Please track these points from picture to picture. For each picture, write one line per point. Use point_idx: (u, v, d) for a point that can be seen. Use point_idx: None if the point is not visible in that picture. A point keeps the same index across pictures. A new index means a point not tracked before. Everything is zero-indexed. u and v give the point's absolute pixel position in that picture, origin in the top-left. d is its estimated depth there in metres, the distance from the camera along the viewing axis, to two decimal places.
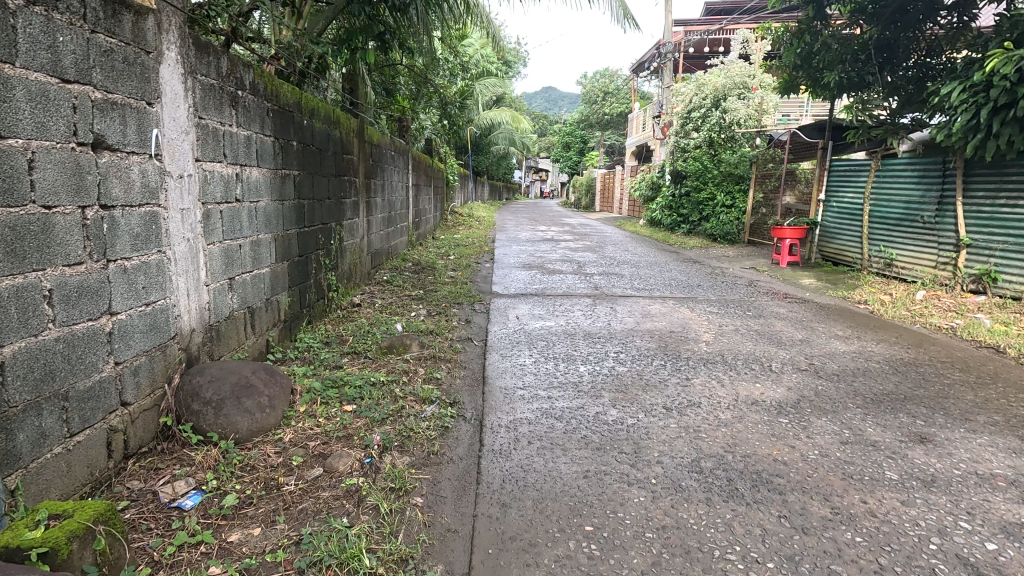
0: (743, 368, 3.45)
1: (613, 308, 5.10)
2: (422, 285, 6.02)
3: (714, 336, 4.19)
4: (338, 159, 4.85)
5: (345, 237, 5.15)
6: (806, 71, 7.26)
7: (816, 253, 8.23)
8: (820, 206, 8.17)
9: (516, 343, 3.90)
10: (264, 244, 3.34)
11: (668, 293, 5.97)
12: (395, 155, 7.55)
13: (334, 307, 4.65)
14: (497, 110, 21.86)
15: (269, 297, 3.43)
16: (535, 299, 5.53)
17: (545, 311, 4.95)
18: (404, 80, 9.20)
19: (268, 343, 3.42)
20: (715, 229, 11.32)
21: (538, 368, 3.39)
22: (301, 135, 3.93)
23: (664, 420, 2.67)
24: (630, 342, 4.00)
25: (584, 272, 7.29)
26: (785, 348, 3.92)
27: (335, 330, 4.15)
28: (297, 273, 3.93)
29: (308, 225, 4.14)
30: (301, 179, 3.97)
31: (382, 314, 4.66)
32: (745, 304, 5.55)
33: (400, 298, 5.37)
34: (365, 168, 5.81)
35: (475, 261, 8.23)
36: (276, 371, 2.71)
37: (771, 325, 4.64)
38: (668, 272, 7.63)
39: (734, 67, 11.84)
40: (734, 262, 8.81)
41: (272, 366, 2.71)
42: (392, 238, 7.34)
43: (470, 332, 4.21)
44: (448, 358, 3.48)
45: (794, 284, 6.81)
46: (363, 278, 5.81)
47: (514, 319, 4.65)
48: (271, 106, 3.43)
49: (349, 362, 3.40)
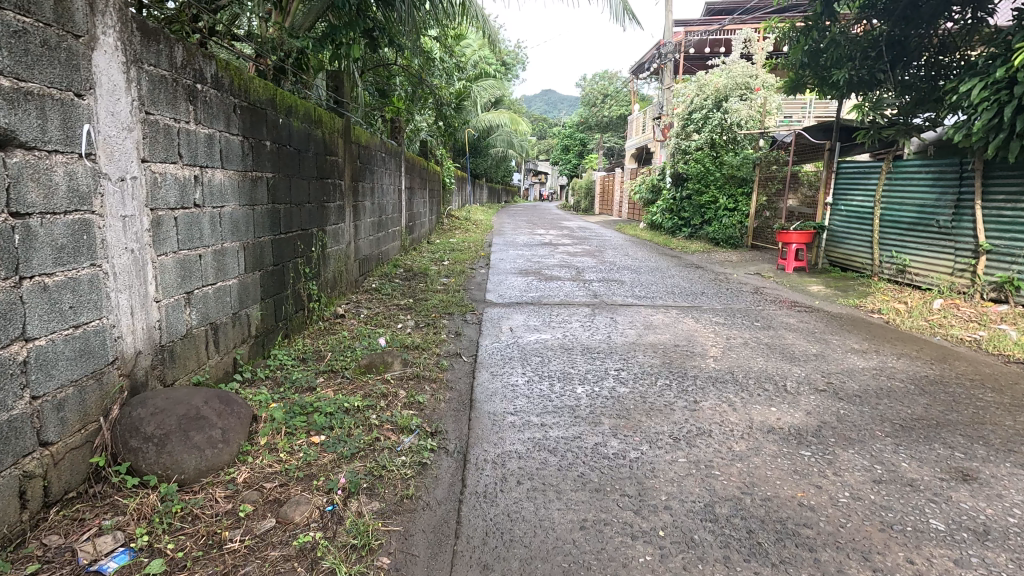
0: (756, 388, 3.16)
1: (613, 319, 4.80)
2: (413, 294, 5.73)
3: (722, 351, 3.90)
4: (320, 161, 4.57)
5: (329, 243, 4.86)
6: (812, 70, 6.99)
7: (823, 258, 7.96)
8: (827, 209, 7.89)
9: (509, 360, 3.60)
10: (230, 254, 3.05)
11: (671, 302, 5.68)
12: (386, 157, 7.26)
13: (315, 319, 4.36)
14: (495, 112, 21.61)
15: (236, 312, 3.13)
16: (531, 308, 5.23)
17: (542, 322, 4.65)
18: (397, 80, 8.92)
19: (235, 362, 3.12)
20: (717, 233, 11.04)
21: (531, 389, 3.10)
22: (276, 134, 3.64)
23: (672, 453, 2.37)
24: (632, 357, 3.71)
25: (583, 278, 7.00)
26: (799, 364, 3.62)
27: (313, 345, 3.85)
28: (272, 284, 3.63)
29: (285, 231, 3.84)
30: (276, 182, 3.68)
31: (367, 326, 4.36)
32: (753, 313, 5.26)
33: (387, 308, 5.07)
34: (351, 171, 5.53)
35: (469, 267, 7.93)
36: (235, 398, 2.41)
37: (782, 337, 4.34)
38: (670, 278, 7.35)
39: (736, 68, 11.58)
40: (737, 268, 8.52)
41: (229, 393, 2.40)
42: (383, 243, 7.05)
43: (458, 347, 3.91)
44: (433, 378, 3.18)
45: (802, 291, 6.53)
46: (350, 286, 5.52)
47: (508, 332, 4.35)
48: (240, 102, 3.13)
49: (324, 383, 3.10)
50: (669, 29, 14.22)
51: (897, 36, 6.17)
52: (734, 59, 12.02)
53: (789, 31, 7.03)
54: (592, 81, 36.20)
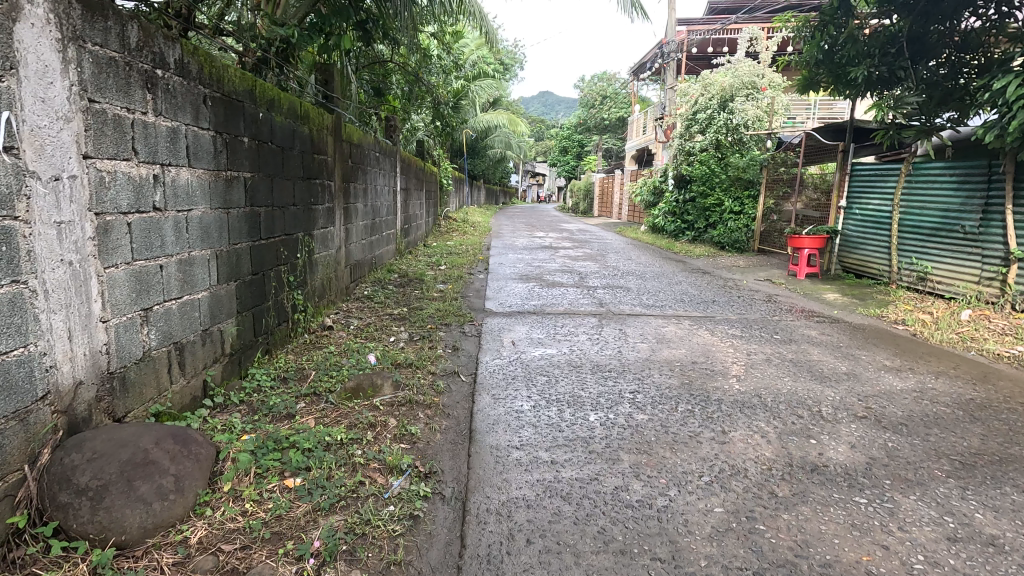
0: (788, 416, 2.83)
1: (622, 331, 4.46)
2: (407, 302, 5.37)
3: (745, 369, 3.57)
4: (307, 159, 4.23)
5: (316, 249, 4.51)
6: (827, 68, 6.67)
7: (835, 264, 7.64)
8: (841, 213, 7.57)
9: (511, 380, 3.25)
10: (199, 263, 2.70)
11: (682, 311, 5.36)
12: (380, 157, 6.91)
13: (299, 331, 4.00)
14: (494, 113, 21.29)
15: (207, 328, 2.78)
16: (533, 318, 4.89)
17: (546, 335, 4.31)
18: (395, 78, 8.62)
19: (205, 386, 2.76)
20: (723, 237, 10.75)
21: (538, 416, 2.75)
22: (255, 130, 3.29)
23: (705, 500, 2.03)
24: (647, 377, 3.37)
25: (587, 285, 6.68)
26: (831, 386, 3.29)
27: (296, 362, 3.50)
28: (250, 294, 3.28)
29: (265, 236, 3.49)
30: (255, 182, 3.33)
31: (356, 340, 4.01)
32: (770, 325, 4.93)
33: (379, 319, 4.72)
34: (342, 171, 5.18)
35: (467, 272, 7.58)
36: (195, 435, 2.06)
37: (807, 353, 4.01)
38: (678, 284, 7.02)
39: (741, 66, 11.28)
40: (746, 273, 8.20)
41: (188, 430, 2.05)
42: (376, 247, 6.71)
43: (456, 364, 3.57)
44: (428, 403, 2.84)
45: (817, 300, 6.21)
46: (340, 294, 5.17)
47: (510, 346, 4.00)
48: (212, 92, 2.79)
49: (304, 410, 2.75)
50: (671, 29, 13.93)
51: (918, 31, 5.86)
52: (739, 58, 11.74)
53: (803, 27, 6.71)
54: (591, 82, 35.95)
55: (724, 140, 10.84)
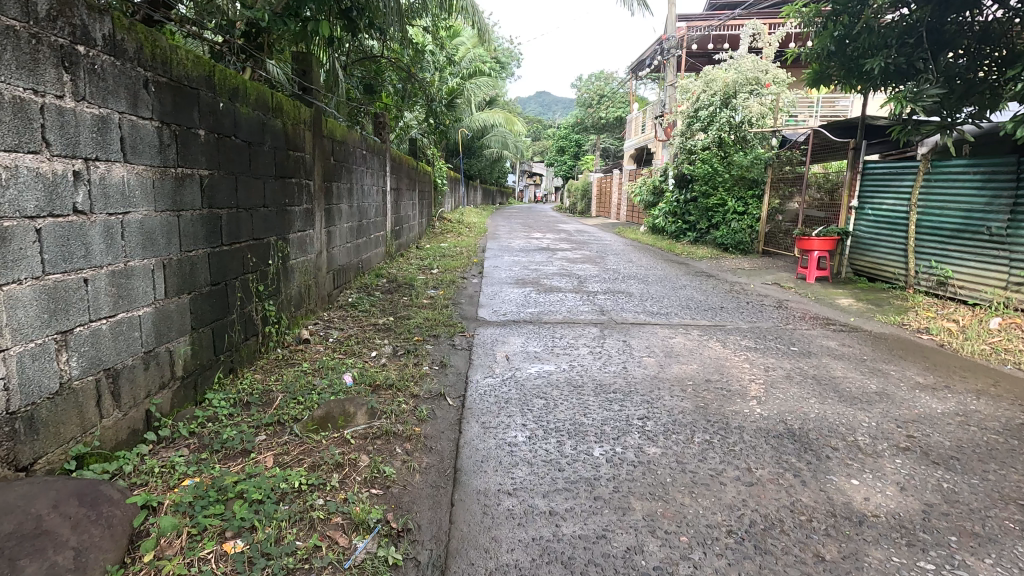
0: (822, 447, 2.46)
1: (626, 343, 4.09)
2: (393, 310, 4.99)
3: (765, 389, 3.20)
4: (280, 156, 3.85)
5: (292, 254, 4.12)
6: (840, 60, 6.33)
7: (846, 267, 7.29)
8: (852, 214, 7.22)
9: (504, 404, 2.88)
10: (140, 274, 2.32)
11: (689, 320, 4.99)
12: (367, 154, 6.53)
13: (271, 346, 3.63)
14: (491, 112, 20.93)
15: (150, 350, 2.40)
16: (530, 328, 4.52)
17: (543, 348, 3.95)
18: (387, 73, 8.25)
19: (148, 417, 2.38)
20: (727, 238, 10.32)
21: (534, 450, 2.38)
22: (214, 121, 2.91)
23: (738, 566, 1.67)
24: (656, 399, 3.00)
25: (586, 290, 6.31)
26: (863, 408, 2.93)
27: (264, 383, 3.13)
28: (209, 307, 2.90)
29: (229, 242, 3.11)
30: (215, 181, 2.95)
31: (333, 356, 3.63)
32: (785, 334, 4.57)
33: (362, 330, 4.33)
34: (322, 169, 4.80)
35: (459, 276, 7.19)
36: (109, 494, 1.69)
37: (830, 368, 3.64)
38: (682, 289, 6.65)
39: (744, 62, 10.89)
40: (752, 277, 7.83)
41: (99, 488, 1.68)
42: (363, 251, 6.33)
43: (443, 384, 3.19)
44: (407, 435, 2.47)
45: (830, 306, 5.85)
46: (321, 302, 4.79)
47: (503, 361, 3.63)
48: (157, 77, 2.41)
49: (262, 444, 2.36)
50: (671, 24, 13.61)
51: (937, 20, 5.51)
52: (741, 53, 11.41)
53: (813, 17, 6.36)
54: (588, 81, 35.62)
55: (727, 138, 10.41)
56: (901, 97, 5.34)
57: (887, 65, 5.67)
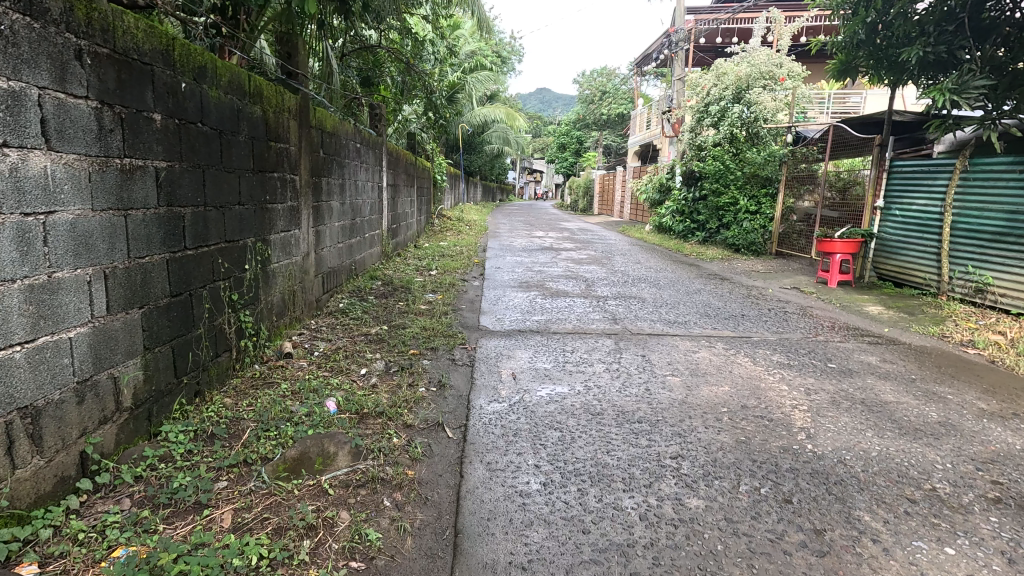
0: (896, 500, 2.04)
1: (645, 359, 3.66)
2: (388, 318, 4.57)
3: (811, 417, 2.79)
4: (260, 149, 3.43)
5: (273, 257, 3.70)
6: (869, 49, 5.95)
7: (870, 271, 6.88)
8: (877, 215, 6.81)
9: (512, 438, 2.47)
10: (69, 288, 1.90)
11: (710, 329, 4.59)
12: (361, 148, 6.09)
13: (246, 362, 3.20)
14: (492, 107, 20.41)
15: (86, 380, 1.98)
16: (538, 340, 4.10)
17: (554, 364, 3.53)
18: (387, 64, 7.87)
19: (83, 460, 1.95)
20: (738, 238, 9.89)
21: (552, 503, 1.97)
22: (174, 103, 2.47)
23: None
24: (688, 432, 2.59)
25: (595, 294, 5.90)
26: (932, 445, 2.51)
27: (234, 409, 2.71)
28: (168, 323, 2.48)
29: (194, 245, 2.68)
30: (177, 175, 2.52)
31: (318, 374, 3.22)
32: (818, 348, 4.16)
33: (351, 342, 3.91)
34: (310, 164, 4.37)
35: (459, 279, 6.76)
36: None
37: (877, 390, 3.22)
38: (697, 294, 6.25)
39: (759, 53, 10.46)
40: (768, 280, 7.41)
41: None
42: (357, 251, 5.91)
43: (442, 411, 2.77)
44: (398, 481, 2.05)
45: (859, 313, 5.44)
46: (308, 308, 4.36)
47: (510, 381, 3.20)
48: (96, 46, 1.98)
49: (221, 495, 1.94)
50: (679, 16, 13.20)
51: (977, 6, 5.09)
52: (754, 46, 11.03)
53: (842, 3, 5.93)
54: (590, 77, 35.14)
55: (739, 134, 10.00)
56: (942, 90, 4.95)
57: (925, 54, 5.25)
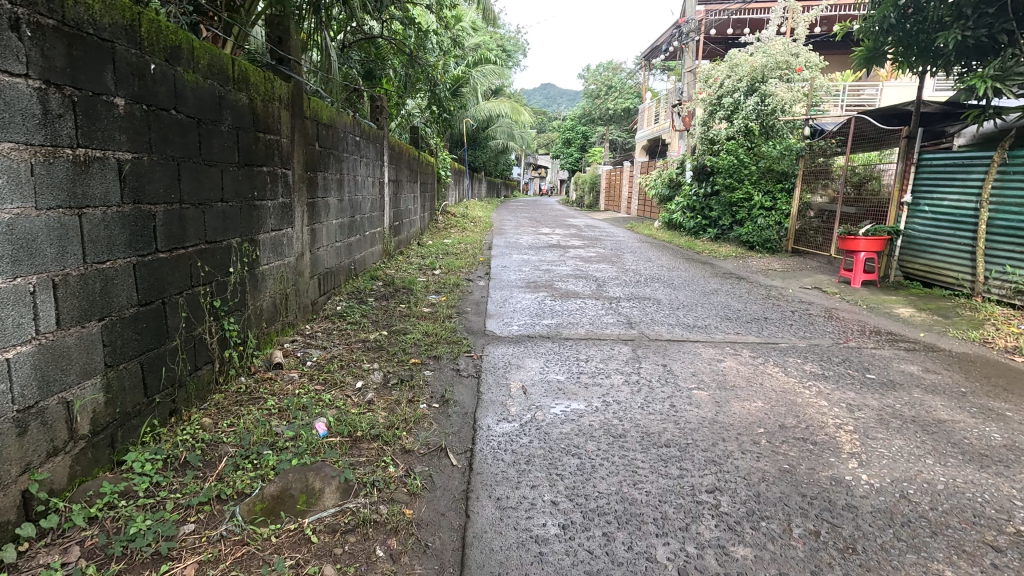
0: (978, 549, 1.74)
1: (666, 370, 3.36)
2: (388, 322, 4.28)
3: (859, 439, 2.48)
4: (247, 140, 3.14)
5: (263, 258, 3.41)
6: (899, 35, 5.64)
7: (895, 270, 6.55)
8: (905, 210, 6.47)
9: (524, 468, 2.18)
10: (6, 301, 1.61)
11: (734, 334, 4.29)
12: (361, 142, 5.80)
13: (231, 374, 2.93)
14: (496, 101, 20.09)
15: (31, 406, 1.70)
16: (549, 347, 3.81)
17: (568, 376, 3.22)
18: (391, 56, 7.57)
19: (26, 501, 1.68)
20: (752, 235, 9.55)
21: (574, 553, 1.68)
22: (141, 87, 2.18)
23: None
24: (723, 459, 2.28)
25: (607, 295, 5.60)
26: (1004, 475, 2.19)
27: (213, 430, 2.43)
28: (136, 336, 2.20)
29: (169, 248, 2.40)
30: (147, 168, 2.23)
31: (310, 388, 2.94)
32: (851, 355, 3.85)
33: (348, 350, 3.62)
34: (304, 158, 4.08)
35: (464, 278, 6.47)
36: None
37: (927, 406, 2.91)
38: (715, 294, 5.94)
39: (775, 44, 10.23)
40: (787, 280, 7.09)
41: None
42: (356, 250, 5.63)
43: (445, 432, 2.48)
44: (394, 524, 1.77)
45: (888, 316, 5.12)
46: (302, 312, 4.08)
47: (519, 396, 2.90)
48: (38, 15, 1.69)
49: (186, 544, 1.66)
50: (690, 6, 12.85)
51: None
52: (769, 36, 10.69)
53: None
54: (596, 71, 34.72)
55: (754, 128, 9.64)
56: (984, 77, 4.62)
57: (963, 38, 4.91)
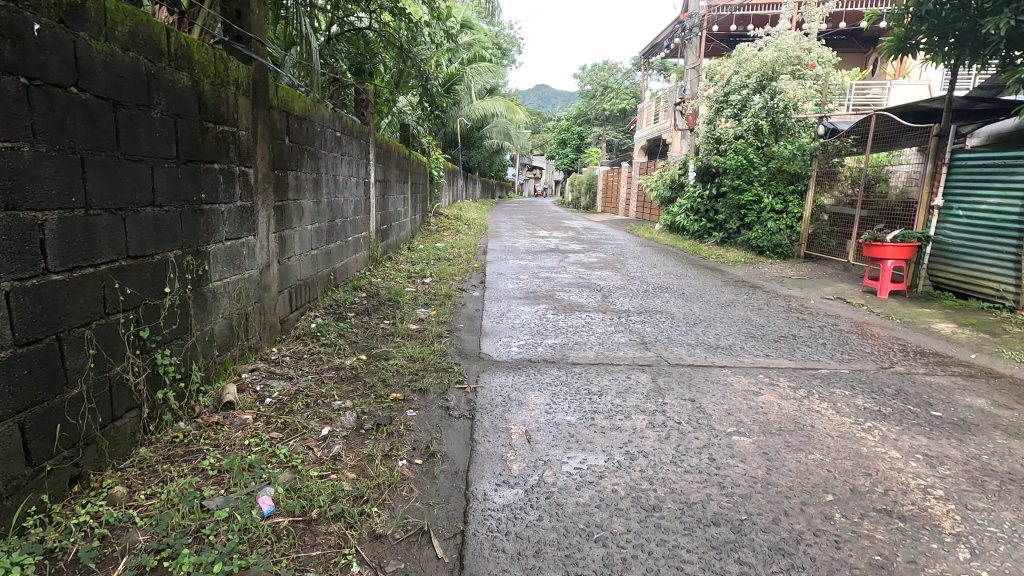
0: None
1: (696, 407, 2.82)
2: (368, 344, 3.72)
3: (956, 511, 1.95)
4: (190, 131, 2.57)
5: (214, 273, 2.84)
6: (933, 23, 5.19)
7: (924, 279, 6.06)
8: (935, 215, 5.99)
9: (533, 565, 1.64)
10: None
11: (764, 357, 3.77)
12: (343, 138, 5.23)
13: (166, 421, 2.36)
14: (492, 100, 19.55)
15: None
16: (555, 374, 3.26)
17: (579, 417, 2.66)
18: (380, 46, 7.02)
19: None
20: (762, 240, 9.04)
21: None
22: (15, 51, 1.62)
23: None
24: (793, 546, 1.75)
25: (615, 308, 5.07)
26: None
27: (125, 504, 1.86)
28: (11, 391, 1.63)
29: (67, 267, 1.83)
30: (26, 162, 1.67)
31: (264, 437, 2.38)
32: (905, 384, 3.32)
33: (318, 381, 3.05)
34: (271, 154, 3.51)
35: (456, 288, 5.91)
36: None
37: (1022, 458, 2.38)
38: (731, 306, 5.42)
39: (786, 38, 9.72)
40: (805, 288, 6.58)
41: None
42: (336, 258, 5.06)
43: (429, 506, 1.93)
44: None
45: (928, 332, 4.63)
46: (268, 333, 3.51)
47: (523, 446, 2.36)
48: None
49: None
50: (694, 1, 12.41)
51: None
52: (779, 31, 10.20)
53: None
54: (592, 71, 34.27)
55: (764, 126, 9.16)
56: None
57: (1012, 24, 4.44)
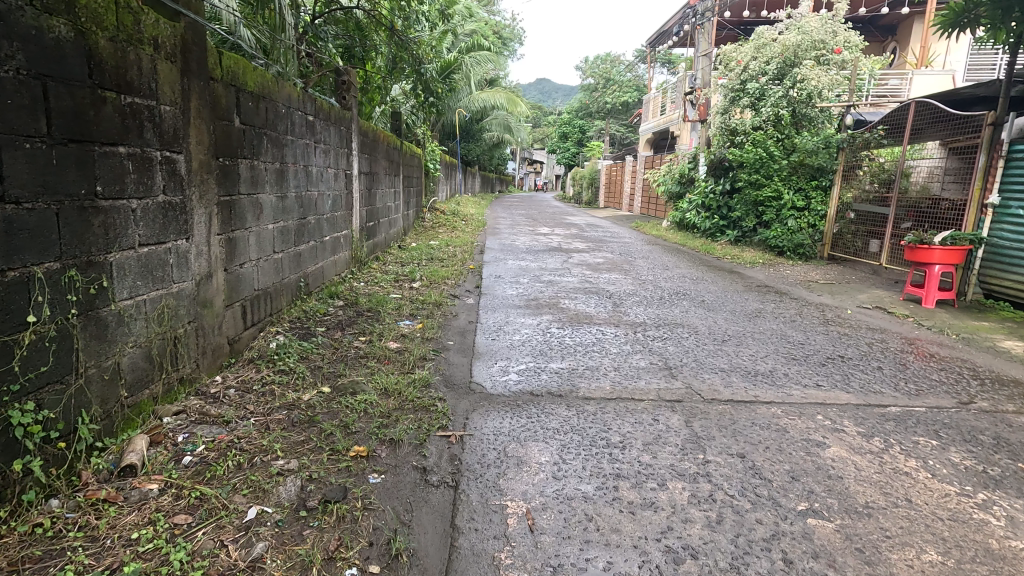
0: None
1: (751, 470, 2.15)
2: (333, 371, 3.04)
3: None
4: (74, 100, 1.89)
5: (119, 289, 2.16)
6: None
7: (974, 286, 5.40)
8: (989, 214, 5.32)
9: None
10: None
11: (815, 388, 3.09)
12: (317, 123, 4.54)
13: (27, 502, 1.70)
14: (492, 91, 18.86)
15: None
16: (563, 416, 2.59)
17: (598, 488, 1.99)
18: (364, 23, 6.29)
19: None
20: (782, 239, 8.35)
21: None
22: None
23: None
24: None
25: (627, 320, 4.41)
26: None
27: None
28: None
29: None
30: None
31: (163, 524, 1.71)
32: (999, 428, 2.65)
33: (261, 427, 2.38)
34: (212, 138, 2.83)
35: (448, 294, 5.23)
36: None
37: None
38: (760, 318, 4.75)
39: (809, 22, 9.01)
40: (837, 295, 5.91)
41: None
42: (307, 261, 4.38)
43: None
44: None
45: (994, 351, 3.97)
46: (208, 357, 2.83)
47: (524, 541, 1.69)
48: None
49: None
50: None
51: None
52: (800, 15, 9.50)
53: None
54: (595, 63, 33.48)
55: (784, 116, 8.47)
56: None
57: None
